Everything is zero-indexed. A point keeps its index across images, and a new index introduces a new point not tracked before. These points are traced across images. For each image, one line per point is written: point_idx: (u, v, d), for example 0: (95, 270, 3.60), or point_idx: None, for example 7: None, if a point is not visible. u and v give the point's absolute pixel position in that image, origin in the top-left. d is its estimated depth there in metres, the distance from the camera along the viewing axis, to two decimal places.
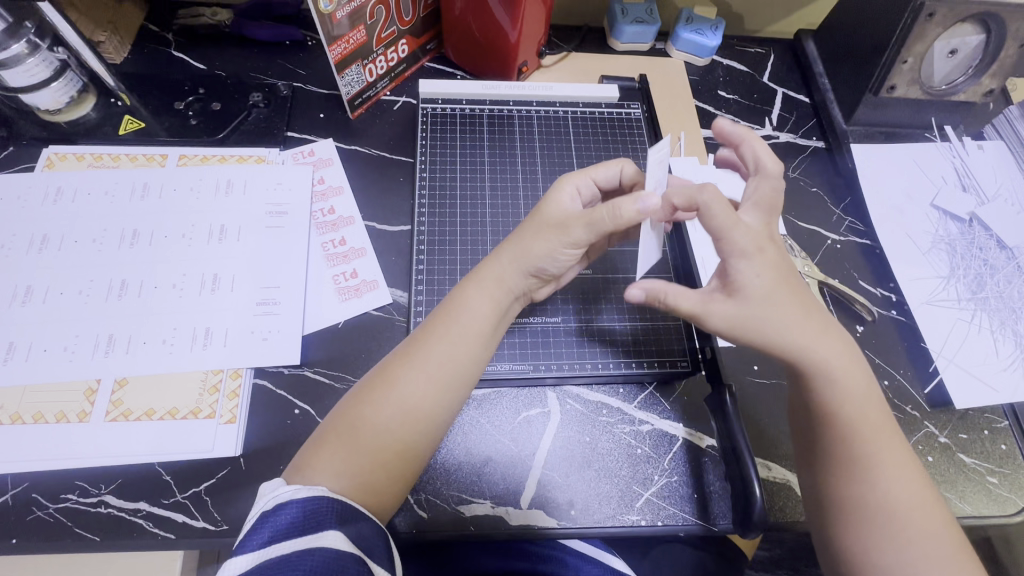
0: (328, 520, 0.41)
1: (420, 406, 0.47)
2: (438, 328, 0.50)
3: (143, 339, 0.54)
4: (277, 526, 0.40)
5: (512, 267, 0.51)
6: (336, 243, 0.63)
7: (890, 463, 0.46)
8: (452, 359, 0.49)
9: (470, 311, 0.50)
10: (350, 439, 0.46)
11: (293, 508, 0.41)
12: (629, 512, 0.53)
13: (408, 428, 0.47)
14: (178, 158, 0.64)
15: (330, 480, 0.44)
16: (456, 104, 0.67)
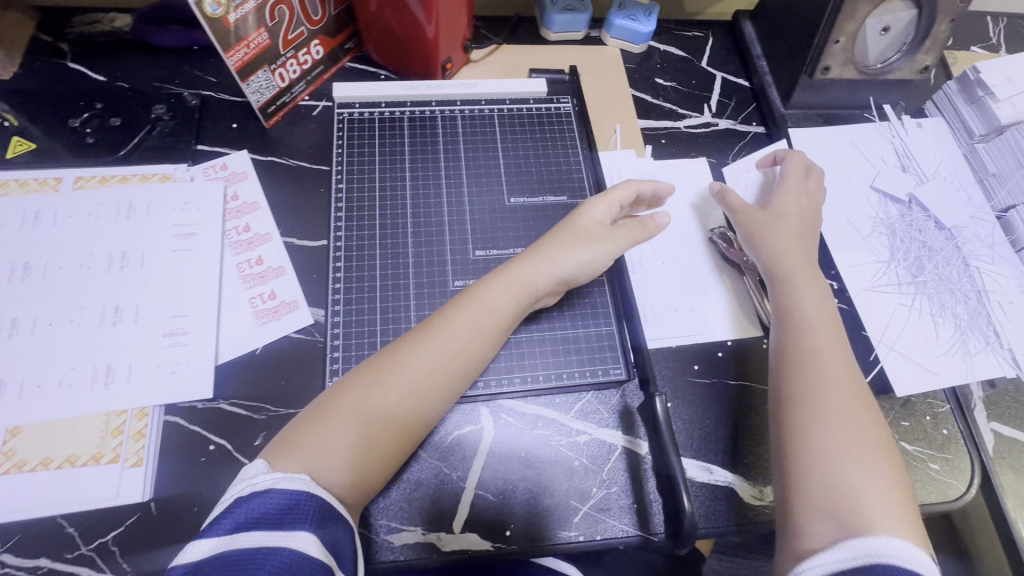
0: (306, 518, 0.39)
1: (425, 398, 0.47)
2: (456, 315, 0.50)
3: (37, 382, 0.50)
4: (250, 514, 0.38)
5: (528, 261, 0.52)
6: (252, 263, 0.59)
7: (839, 385, 0.48)
8: (453, 345, 0.49)
9: (488, 307, 0.51)
10: (346, 422, 0.45)
11: (271, 497, 0.39)
12: (566, 529, 0.51)
13: (402, 412, 0.46)
14: (74, 180, 0.60)
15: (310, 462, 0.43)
16: (375, 107, 0.64)
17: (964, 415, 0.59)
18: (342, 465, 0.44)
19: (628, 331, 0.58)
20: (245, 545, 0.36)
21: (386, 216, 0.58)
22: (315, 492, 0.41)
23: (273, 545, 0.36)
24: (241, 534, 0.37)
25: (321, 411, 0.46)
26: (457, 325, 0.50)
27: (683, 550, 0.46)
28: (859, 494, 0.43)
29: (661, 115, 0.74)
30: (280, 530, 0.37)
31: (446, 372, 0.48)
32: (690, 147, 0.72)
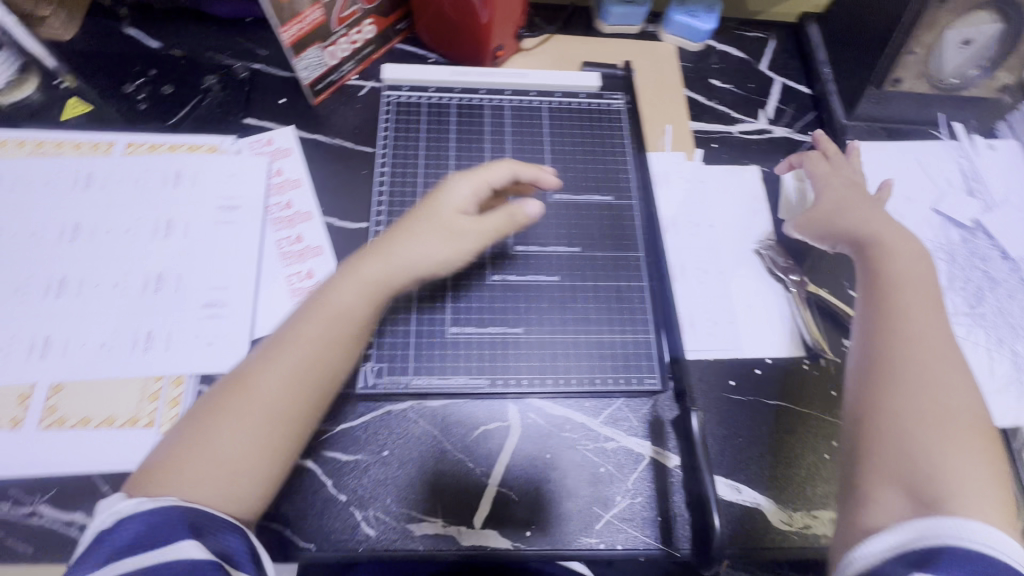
0: (176, 529, 0.37)
1: (287, 408, 0.44)
2: (323, 311, 0.47)
3: (81, 342, 0.52)
4: (114, 546, 0.36)
5: (385, 258, 0.49)
6: (292, 240, 0.59)
7: (929, 355, 0.47)
8: (295, 344, 0.46)
9: (354, 300, 0.48)
10: (225, 430, 0.43)
11: (129, 526, 0.37)
12: (587, 534, 0.51)
13: (235, 425, 0.43)
14: (125, 146, 0.61)
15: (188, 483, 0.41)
16: (423, 91, 0.63)
17: (1015, 458, 0.56)
18: (205, 483, 0.41)
19: (666, 342, 0.56)
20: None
21: (428, 204, 0.58)
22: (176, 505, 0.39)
23: (161, 563, 0.35)
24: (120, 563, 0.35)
25: (155, 450, 0.43)
26: (303, 326, 0.47)
27: (706, 571, 0.48)
28: (943, 463, 0.42)
29: (714, 118, 0.72)
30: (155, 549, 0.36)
31: (309, 373, 0.45)
32: (741, 154, 0.70)
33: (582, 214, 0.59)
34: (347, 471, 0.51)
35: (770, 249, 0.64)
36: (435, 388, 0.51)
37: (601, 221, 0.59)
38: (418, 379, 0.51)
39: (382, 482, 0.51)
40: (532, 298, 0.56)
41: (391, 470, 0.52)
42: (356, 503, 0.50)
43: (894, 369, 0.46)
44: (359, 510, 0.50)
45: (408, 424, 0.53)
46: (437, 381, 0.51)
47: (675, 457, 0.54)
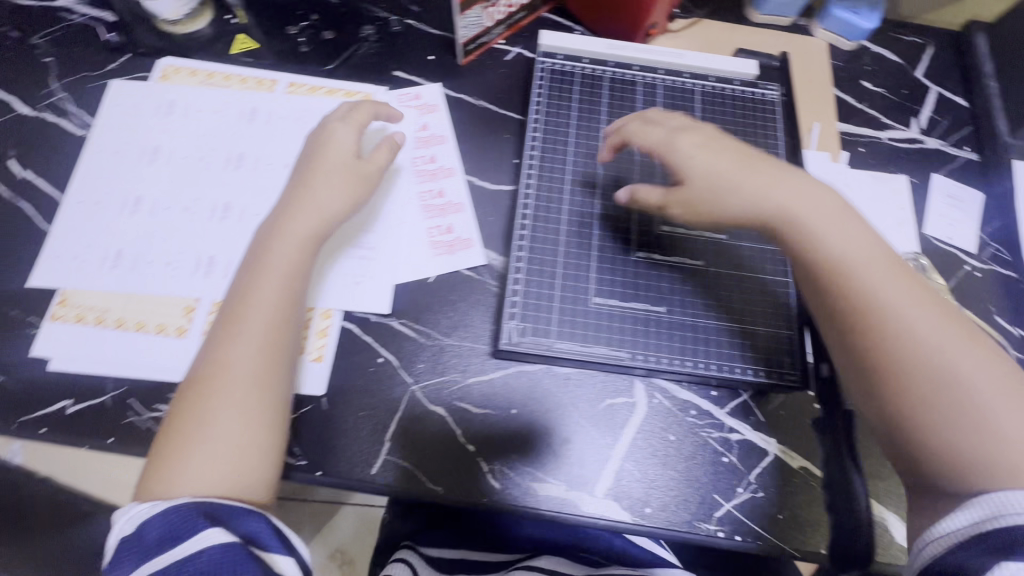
0: (199, 521, 0.40)
1: (263, 384, 0.45)
2: (250, 291, 0.48)
3: (241, 266, 0.54)
4: (145, 546, 0.39)
5: (301, 216, 0.51)
6: (434, 194, 0.61)
7: (927, 331, 0.42)
8: (236, 307, 0.47)
9: (278, 269, 0.49)
10: (223, 409, 0.44)
11: (156, 521, 0.40)
12: (707, 521, 0.51)
13: (244, 392, 0.45)
14: (287, 85, 0.63)
15: (195, 468, 0.42)
16: (577, 62, 0.62)
17: None
18: (203, 470, 0.42)
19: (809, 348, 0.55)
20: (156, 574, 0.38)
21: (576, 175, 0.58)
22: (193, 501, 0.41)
23: (189, 554, 0.38)
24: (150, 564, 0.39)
25: (158, 438, 0.44)
26: (255, 297, 0.48)
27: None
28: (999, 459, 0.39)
29: (863, 122, 0.69)
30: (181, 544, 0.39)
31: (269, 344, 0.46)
32: (889, 162, 0.67)
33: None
34: (478, 425, 0.52)
35: (922, 262, 0.60)
36: (576, 355, 0.53)
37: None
38: (562, 343, 0.53)
39: (509, 438, 0.52)
40: (683, 285, 0.56)
41: (517, 428, 0.53)
42: (483, 455, 0.52)
43: (895, 360, 0.42)
44: (485, 462, 0.52)
45: (538, 386, 0.54)
46: (580, 348, 0.53)
47: (799, 459, 0.53)
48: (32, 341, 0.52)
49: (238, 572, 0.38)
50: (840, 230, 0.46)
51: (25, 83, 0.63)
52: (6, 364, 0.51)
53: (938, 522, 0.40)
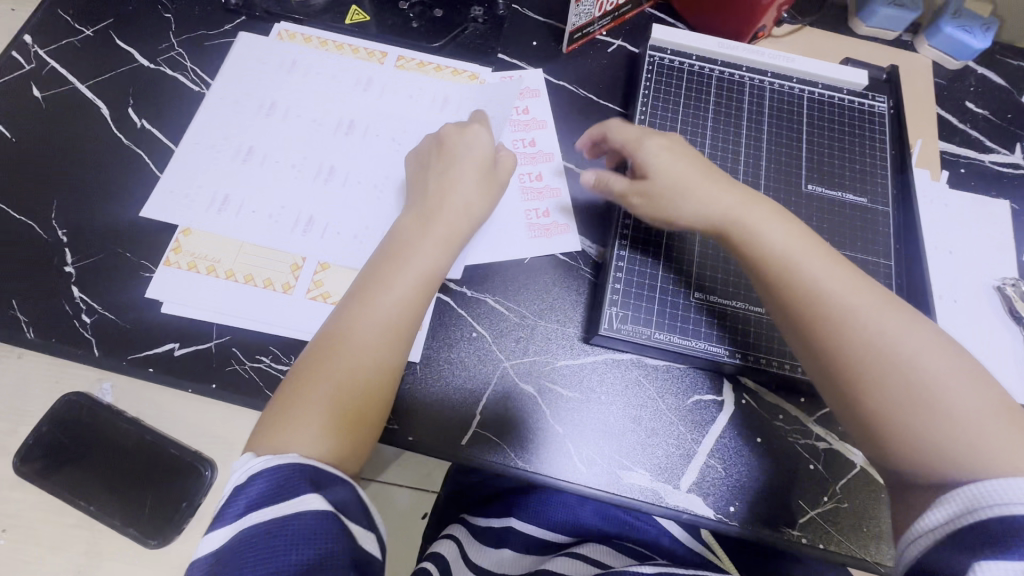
0: (303, 485, 0.40)
1: (371, 382, 0.46)
2: (371, 295, 0.48)
3: (346, 229, 0.55)
4: (248, 499, 0.39)
5: (443, 215, 0.52)
6: (533, 177, 0.61)
7: (909, 352, 0.40)
8: (377, 285, 0.49)
9: (408, 278, 0.49)
10: (341, 373, 0.45)
11: (262, 480, 0.40)
12: (788, 526, 0.51)
13: (368, 364, 0.46)
14: (396, 59, 0.64)
15: (307, 427, 0.43)
16: (686, 57, 0.63)
17: None
18: (300, 437, 0.43)
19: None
20: (256, 528, 0.38)
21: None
22: (297, 463, 0.41)
23: (289, 517, 0.38)
24: (250, 516, 0.39)
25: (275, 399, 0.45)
26: (378, 304, 0.48)
27: None
28: (961, 446, 0.38)
29: (965, 143, 0.68)
30: (283, 504, 0.39)
31: (383, 347, 0.47)
32: (990, 185, 0.66)
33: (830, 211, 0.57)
34: (571, 408, 0.53)
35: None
36: (672, 346, 0.54)
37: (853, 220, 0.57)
38: (660, 333, 0.54)
39: (597, 426, 0.52)
40: None
41: (606, 416, 0.53)
42: (570, 439, 0.52)
43: (857, 365, 0.41)
44: (572, 445, 0.52)
45: (629, 375, 0.54)
46: (677, 340, 0.54)
47: None
48: (143, 283, 0.54)
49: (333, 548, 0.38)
50: (821, 263, 0.44)
51: (144, 37, 0.65)
52: (117, 303, 0.53)
53: (914, 522, 0.38)
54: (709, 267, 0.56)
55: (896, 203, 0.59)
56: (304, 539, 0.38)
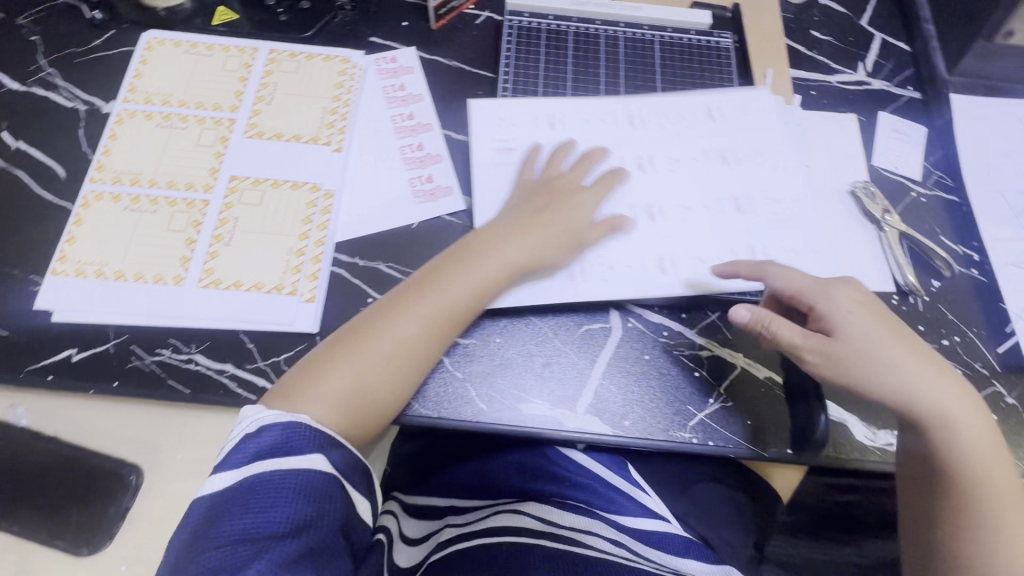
0: (309, 446, 0.46)
1: (416, 352, 0.51)
2: (434, 279, 0.54)
3: (233, 218, 0.57)
4: (260, 446, 0.44)
5: (535, 248, 0.55)
6: (414, 147, 0.64)
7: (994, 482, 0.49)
8: (439, 290, 0.53)
9: (470, 280, 0.54)
10: (385, 342, 0.51)
11: (273, 434, 0.45)
12: (681, 430, 0.55)
13: (412, 344, 0.51)
14: (268, 52, 0.66)
15: (322, 403, 0.49)
16: (543, 18, 0.68)
17: None
18: (320, 408, 0.48)
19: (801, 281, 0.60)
20: (262, 474, 0.43)
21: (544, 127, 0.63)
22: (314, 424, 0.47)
23: (297, 469, 0.44)
24: (262, 462, 0.44)
25: (316, 355, 0.51)
26: (444, 281, 0.53)
27: (808, 460, 0.54)
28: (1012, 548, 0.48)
29: (813, 67, 0.73)
30: (297, 459, 0.44)
31: (431, 327, 0.52)
32: (840, 102, 0.71)
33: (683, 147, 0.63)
34: (469, 351, 0.56)
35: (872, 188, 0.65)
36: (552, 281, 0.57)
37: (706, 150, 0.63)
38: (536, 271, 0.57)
39: (497, 368, 0.56)
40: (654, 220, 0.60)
41: (503, 357, 0.56)
42: (471, 381, 0.55)
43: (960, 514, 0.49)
44: (473, 388, 0.55)
45: (518, 316, 0.58)
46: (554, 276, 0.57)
47: (765, 370, 0.57)
48: (32, 295, 0.54)
49: (329, 501, 0.44)
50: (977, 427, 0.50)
51: (11, 60, 0.65)
52: (10, 318, 0.54)
53: None
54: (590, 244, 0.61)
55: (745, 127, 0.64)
56: (312, 492, 0.44)
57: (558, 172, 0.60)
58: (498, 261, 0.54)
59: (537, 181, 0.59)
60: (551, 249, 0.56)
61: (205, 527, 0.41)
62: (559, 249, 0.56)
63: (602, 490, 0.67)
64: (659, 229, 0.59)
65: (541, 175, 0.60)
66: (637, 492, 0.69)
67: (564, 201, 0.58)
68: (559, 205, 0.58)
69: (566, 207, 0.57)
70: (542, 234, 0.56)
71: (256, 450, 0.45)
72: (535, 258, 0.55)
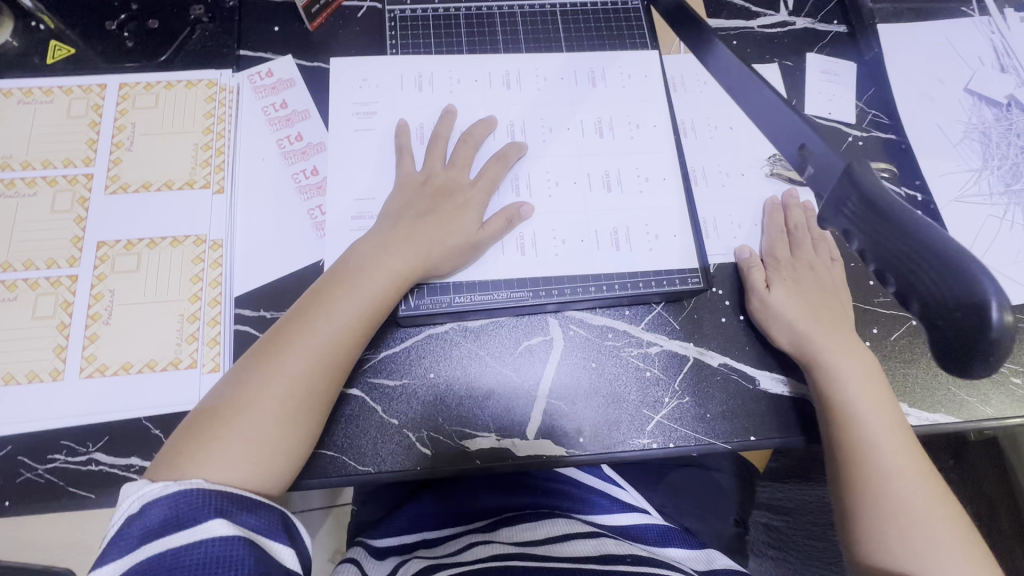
0: (206, 512, 0.38)
1: (313, 385, 0.45)
2: (317, 303, 0.47)
3: (108, 291, 0.50)
4: (141, 528, 0.37)
5: (424, 252, 0.51)
6: (308, 172, 0.57)
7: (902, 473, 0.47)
8: (329, 314, 0.47)
9: (361, 297, 0.48)
10: (279, 384, 0.44)
11: (159, 508, 0.37)
12: (639, 436, 0.52)
13: (310, 381, 0.45)
14: (119, 88, 0.57)
15: (218, 468, 0.41)
16: (428, 4, 0.62)
17: None
18: (218, 473, 0.41)
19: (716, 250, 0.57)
20: (147, 559, 0.35)
21: (448, 132, 0.57)
22: (209, 488, 0.39)
23: (189, 543, 0.36)
24: (145, 544, 0.36)
25: (197, 416, 0.44)
26: (329, 302, 0.47)
27: (768, 444, 0.52)
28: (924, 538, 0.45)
29: (734, 13, 0.67)
30: (187, 529, 0.36)
31: (322, 357, 0.46)
32: (765, 49, 0.66)
33: (601, 132, 0.59)
34: (403, 393, 0.52)
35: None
36: (479, 304, 0.53)
37: (624, 135, 0.59)
38: (460, 296, 0.52)
39: (436, 407, 0.51)
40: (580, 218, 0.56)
41: (440, 392, 0.52)
42: (408, 426, 0.51)
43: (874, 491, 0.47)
44: (412, 432, 0.51)
45: (450, 345, 0.53)
46: (480, 299, 0.53)
47: (717, 356, 0.54)
48: None
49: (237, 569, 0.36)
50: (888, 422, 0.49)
51: None
52: None
53: None
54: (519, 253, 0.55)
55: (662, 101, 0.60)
56: (208, 565, 0.35)
57: (440, 167, 0.55)
58: (388, 271, 0.49)
59: (418, 180, 0.54)
60: (435, 250, 0.51)
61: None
62: (447, 249, 0.51)
63: (577, 497, 0.65)
64: (533, 198, 0.56)
65: (423, 169, 0.56)
66: (613, 489, 0.68)
67: (450, 202, 0.54)
68: (441, 208, 0.53)
69: (455, 203, 0.53)
70: (435, 235, 0.51)
71: (140, 532, 0.37)
72: (424, 264, 0.50)
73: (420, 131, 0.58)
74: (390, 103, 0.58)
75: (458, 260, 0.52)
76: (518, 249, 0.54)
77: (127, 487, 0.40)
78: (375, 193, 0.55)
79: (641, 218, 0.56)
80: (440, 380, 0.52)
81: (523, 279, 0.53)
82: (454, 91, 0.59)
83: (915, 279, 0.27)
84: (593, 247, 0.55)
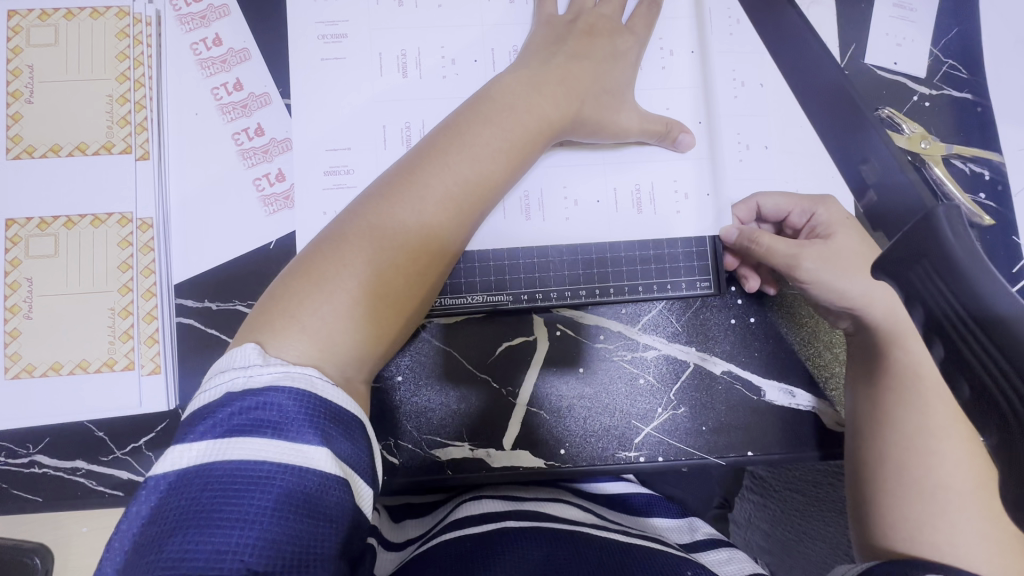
0: (308, 431, 0.29)
1: (439, 227, 0.38)
2: (455, 147, 0.39)
3: (25, 279, 0.44)
4: (244, 416, 0.29)
5: (558, 96, 0.43)
6: (251, 132, 0.47)
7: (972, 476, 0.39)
8: (466, 150, 0.39)
9: (494, 141, 0.40)
10: (405, 213, 0.37)
11: (274, 399, 0.29)
12: (624, 449, 0.47)
13: (438, 224, 0.38)
14: (8, 18, 0.46)
15: (321, 308, 0.34)
16: None
17: None
18: (323, 317, 0.33)
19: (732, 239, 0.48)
20: (230, 462, 0.28)
21: None
22: (315, 388, 0.30)
23: (288, 464, 0.28)
24: (234, 440, 0.28)
25: (309, 252, 0.36)
26: (468, 146, 0.39)
27: (766, 462, 0.48)
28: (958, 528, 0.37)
29: None
30: (284, 442, 0.28)
31: (456, 205, 0.38)
32: None
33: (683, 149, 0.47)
34: (376, 397, 0.47)
35: (892, 114, 0.49)
36: (447, 309, 0.47)
37: (654, 64, 0.49)
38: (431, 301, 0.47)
39: (419, 410, 0.47)
40: (587, 196, 0.47)
41: (423, 396, 0.47)
42: (386, 433, 0.47)
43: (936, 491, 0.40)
44: (383, 438, 0.46)
45: (429, 351, 0.47)
46: (448, 302, 0.47)
47: (720, 364, 0.48)
48: None
49: (335, 519, 0.28)
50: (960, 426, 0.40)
51: None
52: None
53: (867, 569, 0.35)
54: (500, 241, 0.47)
55: (688, 34, 0.49)
56: (308, 505, 0.28)
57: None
58: (531, 108, 0.42)
59: (565, 17, 0.46)
60: (582, 92, 0.44)
61: (149, 539, 0.27)
62: (599, 103, 0.44)
63: None
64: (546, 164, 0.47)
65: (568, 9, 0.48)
66: None
67: (603, 44, 0.46)
68: (596, 50, 0.45)
69: (604, 53, 0.46)
70: (569, 71, 0.44)
71: (238, 423, 0.29)
72: (574, 116, 0.43)
73: (383, 72, 0.47)
74: (368, 29, 0.47)
75: (598, 109, 0.45)
76: (522, 210, 0.47)
77: (244, 349, 0.32)
78: (351, 142, 0.46)
79: (647, 198, 0.47)
80: (430, 379, 0.47)
81: (520, 262, 0.48)
82: (444, 5, 0.47)
83: (1011, 414, 0.20)
84: (611, 209, 0.47)
